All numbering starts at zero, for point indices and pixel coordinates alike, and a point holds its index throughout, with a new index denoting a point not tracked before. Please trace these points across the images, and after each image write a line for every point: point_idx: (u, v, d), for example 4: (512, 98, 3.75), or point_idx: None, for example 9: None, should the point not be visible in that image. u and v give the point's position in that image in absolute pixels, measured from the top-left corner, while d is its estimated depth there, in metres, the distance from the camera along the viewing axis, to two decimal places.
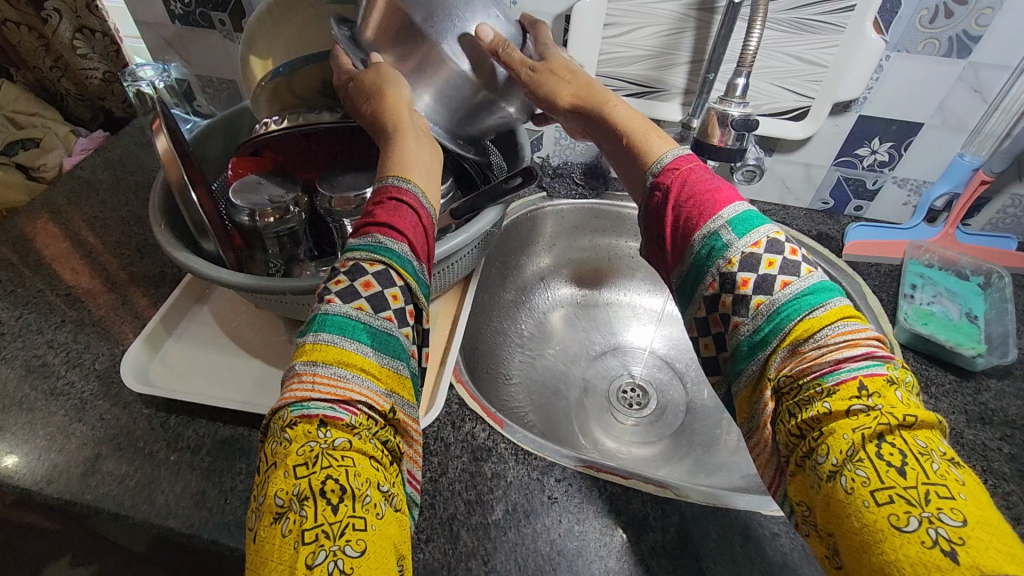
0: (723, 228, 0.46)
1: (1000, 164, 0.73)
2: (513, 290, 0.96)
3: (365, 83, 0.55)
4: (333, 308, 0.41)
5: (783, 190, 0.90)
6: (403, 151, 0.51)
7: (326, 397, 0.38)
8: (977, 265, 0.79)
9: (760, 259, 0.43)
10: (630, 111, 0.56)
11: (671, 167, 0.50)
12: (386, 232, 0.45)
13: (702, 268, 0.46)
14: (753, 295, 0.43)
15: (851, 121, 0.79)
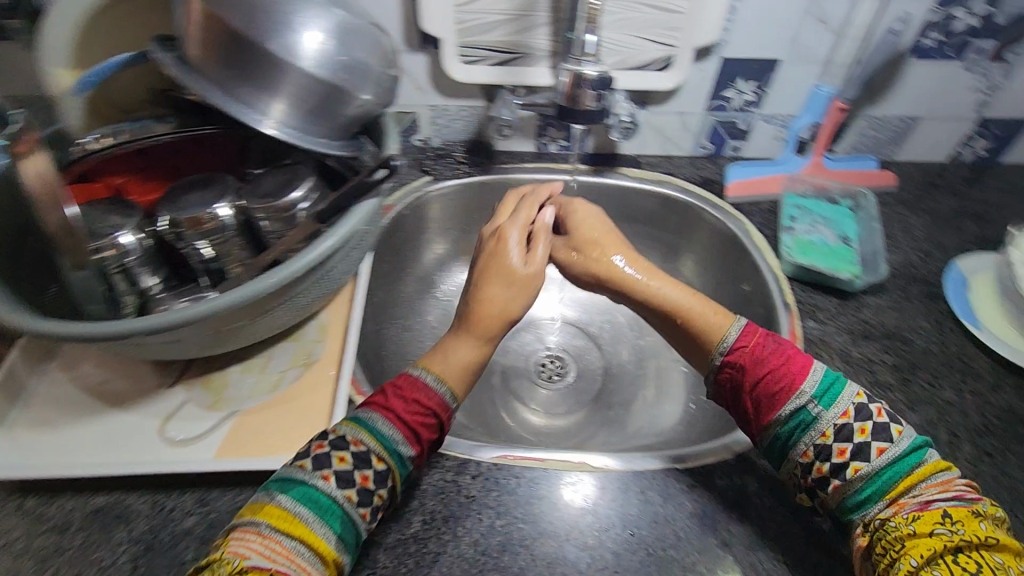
0: (809, 401, 0.50)
1: (854, 88, 0.78)
2: (414, 282, 0.92)
3: (482, 288, 0.60)
4: (323, 487, 0.45)
5: (664, 141, 0.90)
6: (455, 364, 0.55)
7: (276, 562, 0.41)
8: (846, 187, 0.84)
9: (853, 429, 0.48)
10: (681, 289, 0.59)
11: (739, 343, 0.54)
12: (405, 435, 0.49)
13: (790, 440, 0.50)
14: (849, 462, 0.47)
15: (715, 65, 0.79)
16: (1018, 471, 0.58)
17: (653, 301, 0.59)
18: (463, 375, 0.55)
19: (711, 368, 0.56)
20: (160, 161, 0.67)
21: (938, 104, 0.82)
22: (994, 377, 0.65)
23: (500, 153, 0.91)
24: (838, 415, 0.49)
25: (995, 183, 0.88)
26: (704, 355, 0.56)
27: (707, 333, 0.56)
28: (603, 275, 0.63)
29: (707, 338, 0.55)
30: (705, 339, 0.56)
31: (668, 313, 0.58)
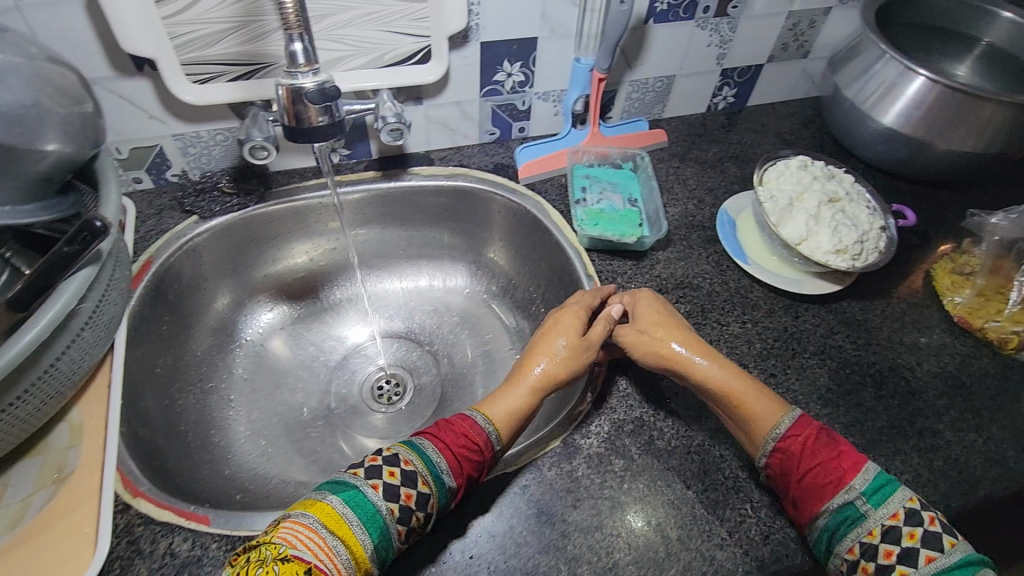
0: (858, 498, 0.49)
1: (606, 60, 0.78)
2: (208, 336, 0.81)
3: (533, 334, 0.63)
4: (372, 496, 0.47)
5: (450, 133, 0.88)
6: (495, 405, 0.57)
7: (317, 557, 0.43)
8: (624, 152, 0.88)
9: (900, 533, 0.47)
10: (733, 372, 0.57)
11: (791, 433, 0.53)
12: (450, 460, 0.51)
13: (835, 536, 0.49)
14: (895, 564, 0.46)
15: (477, 51, 0.78)
16: (794, 383, 0.66)
17: (699, 365, 0.58)
18: (512, 416, 0.57)
19: (759, 461, 0.54)
20: None
21: (685, 61, 0.89)
22: (768, 303, 0.73)
23: (276, 175, 0.83)
24: (888, 516, 0.48)
25: (747, 125, 0.98)
26: (753, 440, 0.55)
27: (755, 422, 0.55)
28: (666, 351, 0.60)
29: (757, 426, 0.54)
30: (753, 426, 0.55)
31: (715, 387, 0.57)
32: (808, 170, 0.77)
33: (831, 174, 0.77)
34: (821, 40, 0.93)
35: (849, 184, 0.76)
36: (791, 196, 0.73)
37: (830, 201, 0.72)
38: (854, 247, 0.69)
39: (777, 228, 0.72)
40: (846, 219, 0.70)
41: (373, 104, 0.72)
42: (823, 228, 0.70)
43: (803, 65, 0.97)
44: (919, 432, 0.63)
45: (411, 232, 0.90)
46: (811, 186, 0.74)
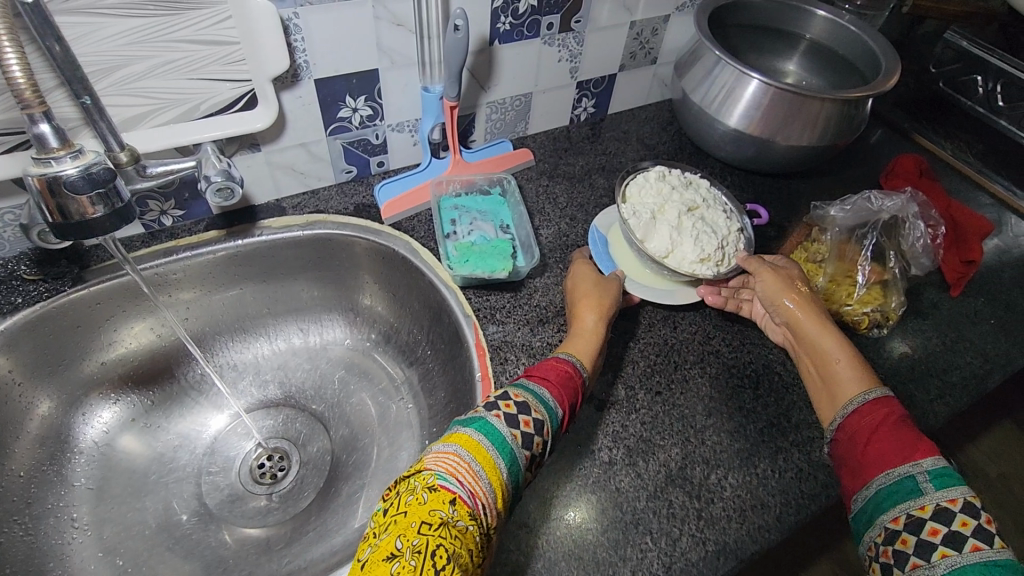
0: (921, 473, 0.49)
1: (454, 87, 0.75)
2: (31, 450, 0.68)
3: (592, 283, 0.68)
4: (498, 424, 0.49)
5: (300, 177, 0.80)
6: (576, 341, 0.62)
7: (460, 487, 0.44)
8: (490, 177, 0.85)
9: (953, 517, 0.46)
10: (843, 343, 0.61)
11: (872, 402, 0.56)
12: (552, 390, 0.54)
13: (885, 503, 0.50)
14: (939, 544, 0.46)
15: (312, 89, 0.71)
16: (679, 396, 0.66)
17: (816, 328, 0.63)
18: (593, 355, 0.61)
19: (832, 426, 0.58)
20: None
21: (539, 78, 0.88)
22: (647, 317, 0.73)
23: (96, 250, 0.72)
24: (948, 501, 0.47)
25: (610, 134, 0.99)
26: (835, 404, 0.59)
27: (841, 387, 0.59)
28: (780, 303, 0.66)
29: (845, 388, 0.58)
30: (839, 388, 0.59)
31: (816, 349, 0.63)
32: (665, 179, 0.79)
33: (686, 182, 0.79)
34: (665, 46, 0.96)
35: (705, 189, 0.79)
36: (652, 210, 0.75)
37: (688, 209, 0.75)
38: (716, 251, 0.71)
39: (643, 245, 0.73)
40: (704, 225, 0.73)
41: (195, 160, 0.63)
42: (685, 238, 0.72)
43: (654, 71, 0.99)
44: (796, 426, 0.65)
45: (273, 288, 0.82)
46: (669, 196, 0.76)
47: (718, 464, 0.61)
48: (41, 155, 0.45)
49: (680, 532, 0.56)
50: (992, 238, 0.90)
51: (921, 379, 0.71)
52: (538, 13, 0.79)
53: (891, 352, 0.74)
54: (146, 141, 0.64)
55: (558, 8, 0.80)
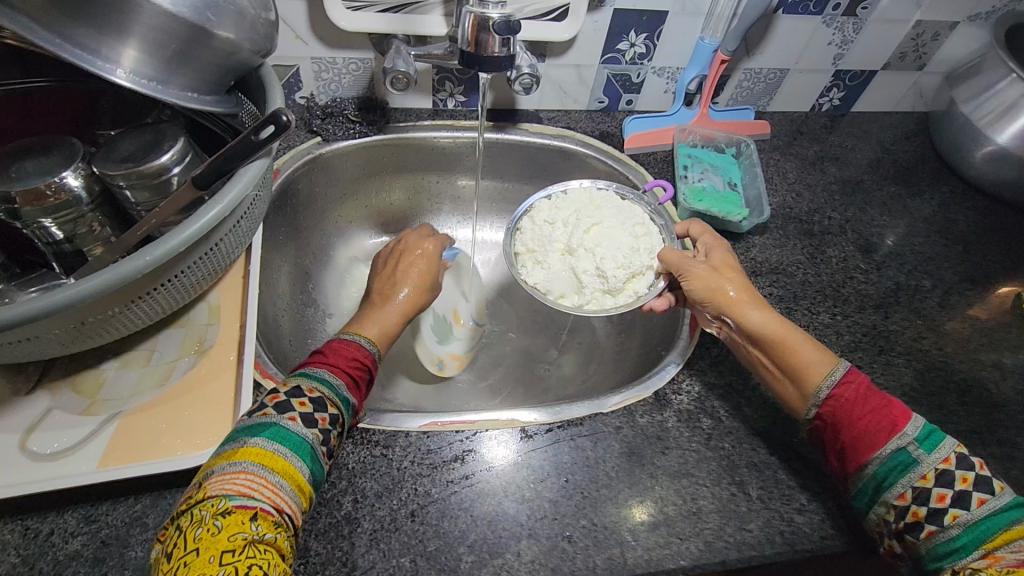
0: (909, 443, 0.48)
1: (732, 43, 0.80)
2: (313, 254, 0.86)
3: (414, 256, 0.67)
4: (294, 426, 0.44)
5: (562, 95, 0.90)
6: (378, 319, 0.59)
7: (263, 500, 0.40)
8: (730, 137, 0.89)
9: (954, 477, 0.47)
10: (777, 321, 0.58)
11: (845, 380, 0.53)
12: (347, 380, 0.51)
13: (885, 483, 0.49)
14: (947, 508, 0.46)
15: (608, 17, 0.80)
16: (879, 377, 0.68)
17: (755, 312, 0.58)
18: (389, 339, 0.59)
19: (806, 414, 0.55)
20: (22, 124, 0.60)
21: (802, 56, 0.90)
22: (857, 300, 0.75)
23: (394, 112, 0.87)
24: (938, 460, 0.47)
25: (849, 129, 0.99)
26: (801, 391, 0.55)
27: (806, 374, 0.55)
28: (717, 294, 0.61)
29: (808, 380, 0.55)
30: (804, 376, 0.55)
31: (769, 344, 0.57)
32: (548, 211, 0.73)
33: (575, 199, 0.73)
34: (939, 55, 0.93)
35: (593, 200, 0.73)
36: (548, 255, 0.70)
37: (581, 233, 0.69)
38: (633, 270, 0.67)
39: (561, 301, 0.68)
40: (604, 244, 0.68)
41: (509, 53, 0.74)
42: (596, 269, 0.67)
43: (916, 78, 0.97)
44: (998, 441, 0.64)
45: (508, 185, 0.94)
46: (559, 229, 0.71)
47: None
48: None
49: None
50: None
51: None
52: None
53: None
54: None
55: None
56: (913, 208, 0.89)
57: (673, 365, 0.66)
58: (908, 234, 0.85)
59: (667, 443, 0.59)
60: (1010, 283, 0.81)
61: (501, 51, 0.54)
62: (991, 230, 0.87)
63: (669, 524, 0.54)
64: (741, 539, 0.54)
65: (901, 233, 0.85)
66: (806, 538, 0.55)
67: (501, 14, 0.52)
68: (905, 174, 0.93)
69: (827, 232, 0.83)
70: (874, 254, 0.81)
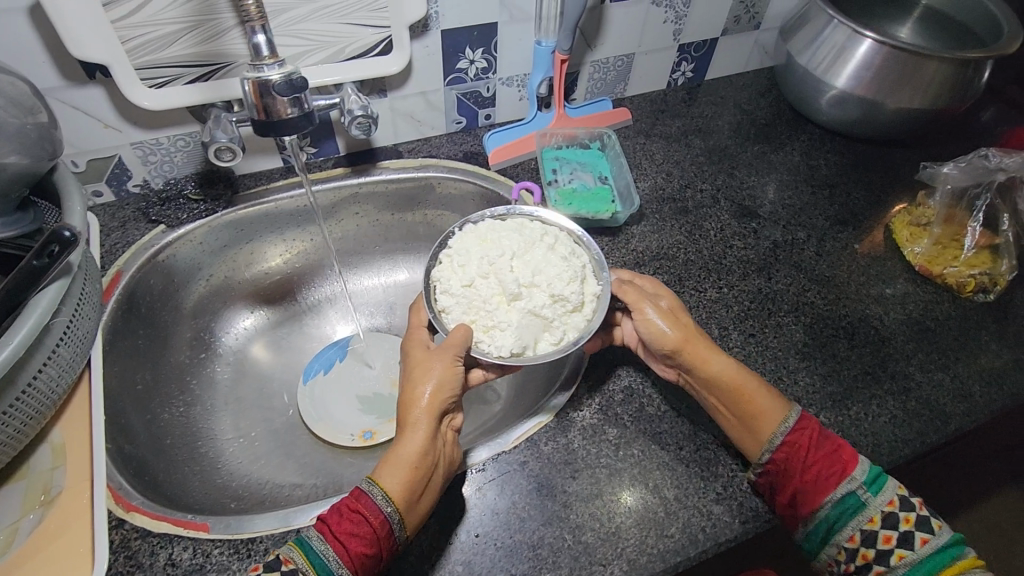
0: (859, 486, 0.51)
1: (566, 41, 0.78)
2: (187, 346, 0.80)
3: (421, 361, 0.56)
4: None
5: (417, 124, 0.87)
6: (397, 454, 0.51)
7: None
8: (590, 131, 0.89)
9: (898, 518, 0.50)
10: (738, 368, 0.57)
11: (799, 426, 0.54)
12: (337, 548, 0.46)
13: (837, 526, 0.51)
14: (894, 548, 0.49)
15: (437, 39, 0.77)
16: (773, 341, 0.68)
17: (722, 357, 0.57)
18: (413, 483, 0.49)
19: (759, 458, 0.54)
20: None
21: (643, 39, 0.91)
22: (740, 268, 0.76)
23: (243, 179, 0.82)
24: (884, 502, 0.51)
25: (707, 98, 1.01)
26: (755, 436, 0.55)
27: (762, 421, 0.55)
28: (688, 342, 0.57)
29: (766, 421, 0.54)
30: (760, 419, 0.55)
31: (726, 391, 0.56)
32: (450, 276, 0.62)
33: (466, 248, 0.63)
34: (771, 11, 0.96)
35: (483, 238, 0.64)
36: (494, 314, 0.60)
37: (510, 273, 0.60)
38: (580, 274, 0.61)
39: (540, 348, 0.60)
40: (539, 269, 0.61)
41: (339, 99, 0.71)
42: (552, 296, 0.60)
43: (756, 37, 0.99)
44: (892, 376, 0.66)
45: (386, 225, 0.90)
46: (481, 284, 0.61)
47: (809, 403, 0.63)
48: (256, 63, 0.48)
49: None
50: None
51: None
52: None
53: (995, 317, 0.72)
54: None
55: None
56: (779, 162, 0.91)
57: (571, 380, 0.64)
58: (778, 190, 0.87)
59: (577, 466, 0.57)
60: (878, 217, 0.84)
61: (293, 111, 0.49)
62: (852, 169, 0.90)
63: (590, 553, 0.52)
64: (665, 547, 0.53)
65: (773, 190, 0.86)
66: (727, 527, 0.54)
67: (282, 74, 0.48)
68: (765, 132, 0.96)
69: (701, 205, 0.84)
70: (750, 217, 0.82)
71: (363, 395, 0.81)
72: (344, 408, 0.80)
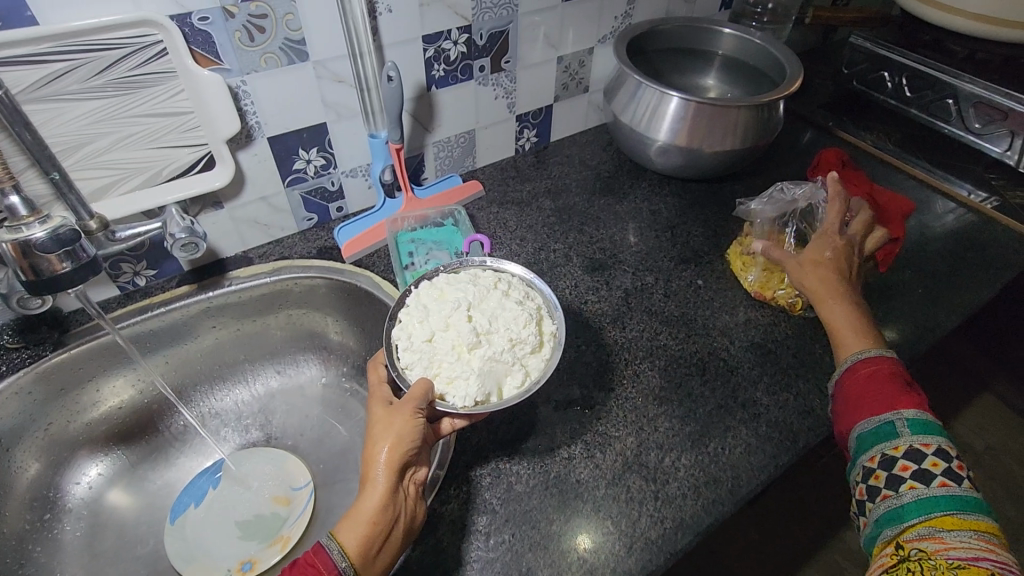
0: (899, 419, 0.58)
1: (396, 131, 0.80)
2: (24, 510, 0.71)
3: (382, 411, 0.56)
4: None
5: (263, 228, 0.86)
6: (360, 508, 0.51)
7: None
8: (442, 211, 0.92)
9: (926, 459, 0.55)
10: (844, 302, 0.69)
11: (866, 364, 0.63)
12: None
13: (863, 447, 0.59)
14: (907, 478, 0.55)
15: (266, 146, 0.77)
16: (632, 391, 0.71)
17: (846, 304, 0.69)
18: (370, 540, 0.50)
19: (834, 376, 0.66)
20: None
21: (478, 115, 0.95)
22: (597, 322, 0.78)
23: (74, 315, 0.76)
24: (922, 445, 0.56)
25: (554, 159, 1.06)
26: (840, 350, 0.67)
27: (845, 341, 0.66)
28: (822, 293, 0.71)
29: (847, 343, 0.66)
30: (840, 343, 0.67)
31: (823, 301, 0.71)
32: (410, 334, 0.61)
33: (423, 304, 0.63)
34: (594, 75, 1.04)
35: (440, 293, 0.64)
36: (455, 365, 0.58)
37: (467, 322, 0.60)
38: (534, 315, 0.62)
39: (503, 393, 0.59)
40: (495, 317, 0.60)
41: (161, 222, 0.69)
42: (510, 340, 0.59)
43: (588, 98, 1.07)
44: (743, 405, 0.70)
45: (247, 333, 0.86)
46: (441, 337, 0.59)
47: (670, 448, 0.65)
48: (10, 223, 0.47)
49: (639, 513, 0.60)
50: (915, 217, 0.97)
51: None
52: (469, 58, 0.87)
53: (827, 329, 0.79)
54: (115, 209, 0.69)
55: (486, 52, 0.88)
56: (625, 211, 0.97)
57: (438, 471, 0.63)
58: (626, 238, 0.92)
59: (449, 566, 0.56)
60: (717, 250, 0.90)
61: (66, 264, 0.48)
62: (689, 208, 0.98)
63: None
64: None
65: (622, 239, 0.92)
66: None
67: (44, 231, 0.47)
68: (610, 184, 1.02)
69: (556, 265, 0.87)
70: (602, 269, 0.86)
71: (241, 520, 0.76)
72: (220, 539, 0.74)
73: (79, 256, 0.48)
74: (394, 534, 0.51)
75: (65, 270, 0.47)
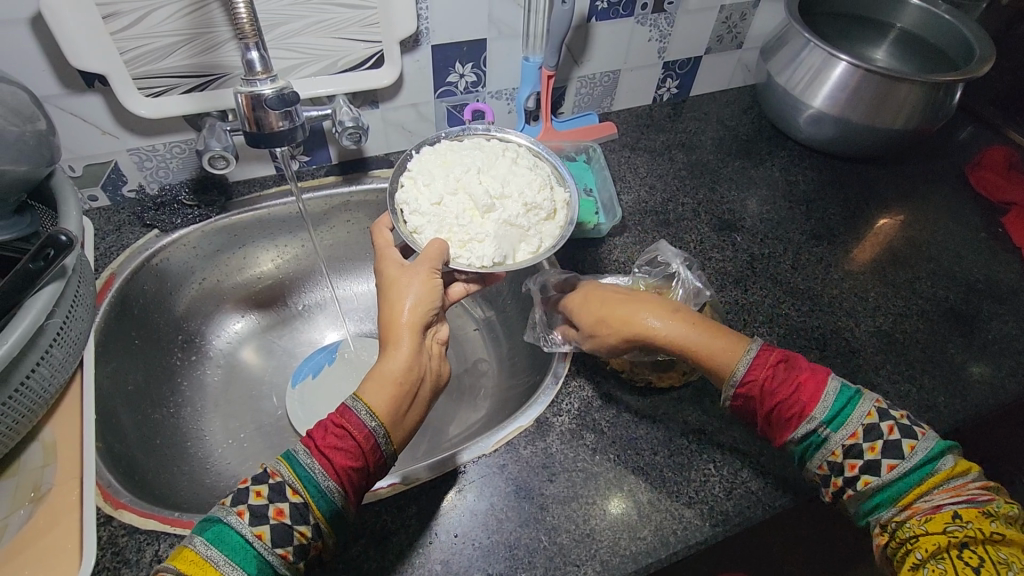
0: (818, 423, 0.51)
1: (553, 57, 0.80)
2: (179, 347, 0.81)
3: (399, 278, 0.55)
4: (237, 524, 0.43)
5: (406, 134, 0.89)
6: (382, 371, 0.50)
7: None
8: (577, 145, 0.92)
9: (862, 448, 0.49)
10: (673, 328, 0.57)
11: (749, 376, 0.53)
12: (324, 462, 0.46)
13: (807, 453, 0.52)
14: (859, 475, 0.49)
15: (428, 54, 0.80)
16: None
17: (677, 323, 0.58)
18: (399, 399, 0.50)
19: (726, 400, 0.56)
20: None
21: (628, 57, 0.93)
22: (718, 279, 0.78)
23: (236, 186, 0.84)
24: (845, 435, 0.50)
25: (691, 114, 1.04)
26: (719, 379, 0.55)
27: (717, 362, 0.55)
28: (631, 324, 0.59)
29: (718, 371, 0.55)
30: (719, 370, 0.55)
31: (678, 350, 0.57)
32: (416, 197, 0.62)
33: (427, 169, 0.64)
34: (752, 31, 0.99)
35: (444, 159, 0.65)
36: (469, 227, 0.60)
37: (478, 186, 0.61)
38: (547, 182, 0.65)
39: (517, 257, 0.61)
40: (503, 181, 0.62)
41: (330, 109, 0.74)
42: (526, 205, 0.61)
43: (738, 56, 1.03)
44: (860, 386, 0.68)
45: None
46: (451, 201, 0.61)
47: None
48: (249, 77, 0.56)
49: (743, 463, 0.61)
50: None
51: (990, 358, 0.73)
52: None
53: (959, 331, 0.75)
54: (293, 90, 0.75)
55: None
56: (758, 177, 0.94)
57: (551, 387, 0.66)
58: (757, 205, 0.90)
59: (554, 468, 0.60)
60: (852, 234, 0.87)
61: (283, 123, 0.59)
62: (828, 185, 0.94)
63: (564, 553, 0.54)
64: (636, 549, 0.55)
65: (752, 205, 0.89)
66: (698, 530, 0.56)
67: (273, 91, 0.57)
68: (746, 148, 0.99)
69: (682, 218, 0.86)
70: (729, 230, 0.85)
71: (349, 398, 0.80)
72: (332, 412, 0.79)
73: (293, 119, 0.59)
74: (417, 392, 0.52)
75: (280, 129, 0.59)
